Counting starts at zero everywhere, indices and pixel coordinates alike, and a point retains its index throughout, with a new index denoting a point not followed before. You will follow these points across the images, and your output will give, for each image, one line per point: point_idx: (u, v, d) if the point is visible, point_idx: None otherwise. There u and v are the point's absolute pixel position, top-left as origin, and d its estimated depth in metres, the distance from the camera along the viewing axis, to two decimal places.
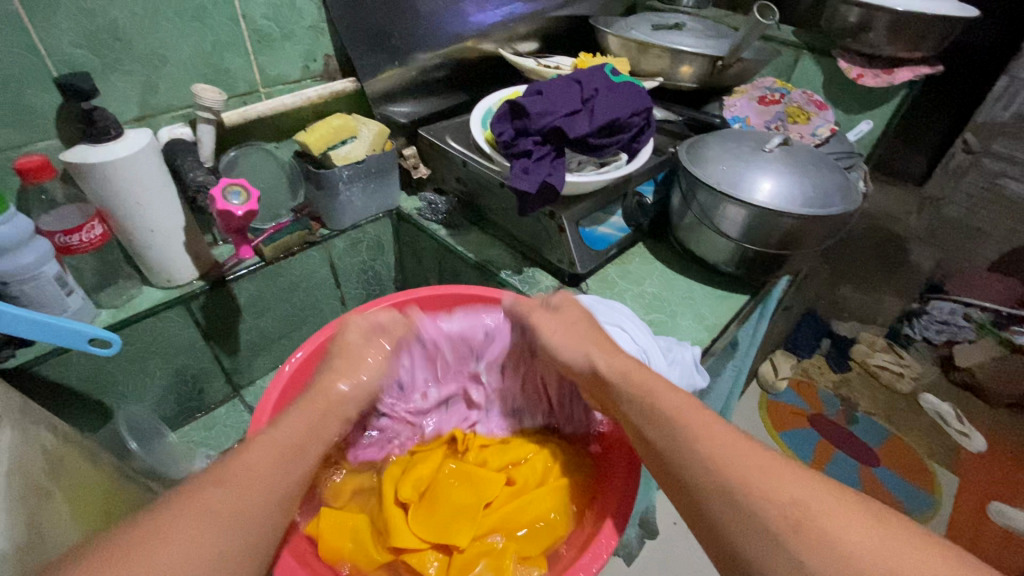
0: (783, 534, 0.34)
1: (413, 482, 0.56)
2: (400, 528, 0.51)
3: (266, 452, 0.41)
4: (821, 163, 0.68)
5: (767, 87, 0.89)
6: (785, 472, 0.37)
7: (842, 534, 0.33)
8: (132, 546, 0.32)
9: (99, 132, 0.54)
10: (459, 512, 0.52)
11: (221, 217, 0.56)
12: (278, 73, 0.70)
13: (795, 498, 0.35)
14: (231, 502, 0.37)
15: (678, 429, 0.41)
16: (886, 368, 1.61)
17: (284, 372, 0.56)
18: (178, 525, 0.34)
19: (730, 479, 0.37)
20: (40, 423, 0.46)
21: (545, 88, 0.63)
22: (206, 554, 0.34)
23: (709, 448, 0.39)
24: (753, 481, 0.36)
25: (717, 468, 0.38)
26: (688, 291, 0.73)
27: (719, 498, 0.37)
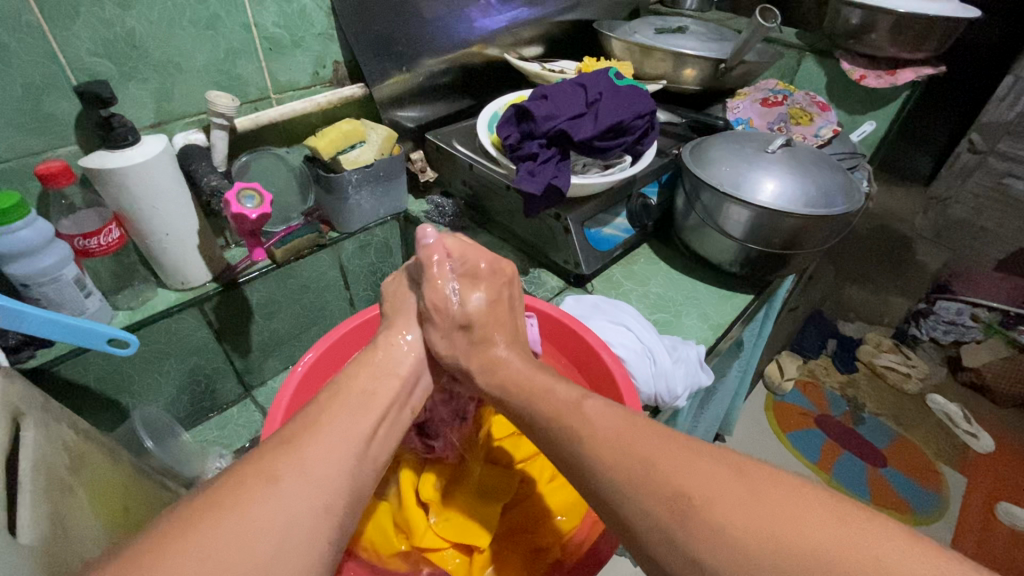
0: (720, 565, 0.31)
1: (431, 481, 0.54)
2: (420, 526, 0.51)
3: (357, 407, 0.42)
4: (823, 164, 0.69)
5: (770, 89, 0.90)
6: (723, 482, 0.33)
7: (786, 543, 0.30)
8: (253, 489, 0.33)
9: (116, 138, 0.55)
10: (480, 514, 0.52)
11: (235, 220, 0.57)
12: (288, 79, 0.72)
13: (754, 492, 0.32)
14: (326, 455, 0.37)
15: (608, 469, 0.36)
16: (893, 369, 1.61)
17: (296, 372, 0.57)
18: (282, 474, 0.34)
19: (668, 508, 0.33)
20: (61, 421, 0.47)
21: (550, 91, 0.65)
22: (317, 503, 0.34)
23: (641, 482, 0.35)
24: (688, 514, 0.32)
25: (664, 474, 0.34)
26: (693, 291, 0.74)
27: (668, 509, 0.33)
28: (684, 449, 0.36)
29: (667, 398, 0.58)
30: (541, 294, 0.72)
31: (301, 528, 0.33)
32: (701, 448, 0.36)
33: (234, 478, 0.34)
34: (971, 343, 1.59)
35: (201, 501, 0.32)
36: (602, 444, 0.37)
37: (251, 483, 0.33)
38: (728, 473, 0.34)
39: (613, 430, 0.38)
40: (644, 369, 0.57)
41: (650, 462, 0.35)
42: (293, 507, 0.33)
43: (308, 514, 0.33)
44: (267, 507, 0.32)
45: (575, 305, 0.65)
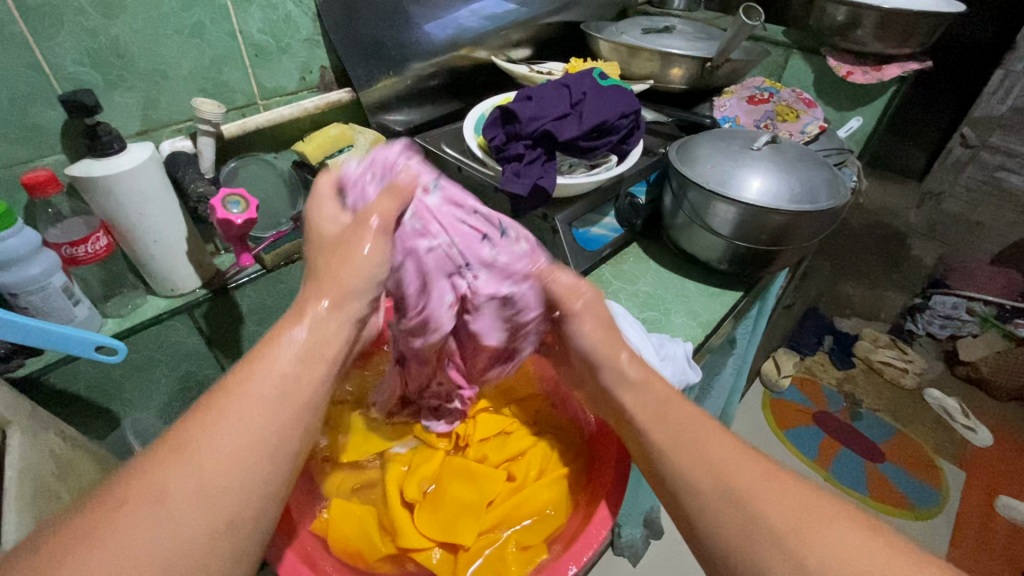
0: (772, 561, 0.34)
1: (415, 482, 0.55)
2: (406, 527, 0.50)
3: (258, 399, 0.36)
4: (808, 159, 0.69)
5: (756, 87, 0.90)
6: (831, 516, 0.35)
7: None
8: (133, 510, 0.30)
9: (102, 146, 0.55)
10: (463, 510, 0.52)
11: (221, 225, 0.57)
12: (275, 85, 0.72)
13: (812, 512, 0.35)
14: (215, 469, 0.33)
15: (707, 477, 0.39)
16: (889, 364, 1.61)
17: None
18: (170, 490, 0.32)
19: (767, 528, 0.35)
20: (49, 428, 0.47)
21: (534, 93, 0.65)
22: (214, 518, 0.32)
23: (740, 497, 0.37)
24: (790, 534, 0.34)
25: (729, 480, 0.38)
26: (682, 288, 0.74)
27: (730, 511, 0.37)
28: (793, 482, 0.38)
29: None
30: None
31: (192, 552, 0.31)
32: (812, 486, 0.37)
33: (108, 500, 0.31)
34: (969, 337, 1.59)
35: (71, 530, 0.29)
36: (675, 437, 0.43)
37: (119, 508, 0.30)
38: (837, 510, 0.35)
39: (723, 450, 0.40)
40: None
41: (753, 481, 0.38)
42: (183, 530, 0.31)
43: (205, 534, 0.31)
44: (149, 533, 0.30)
45: None
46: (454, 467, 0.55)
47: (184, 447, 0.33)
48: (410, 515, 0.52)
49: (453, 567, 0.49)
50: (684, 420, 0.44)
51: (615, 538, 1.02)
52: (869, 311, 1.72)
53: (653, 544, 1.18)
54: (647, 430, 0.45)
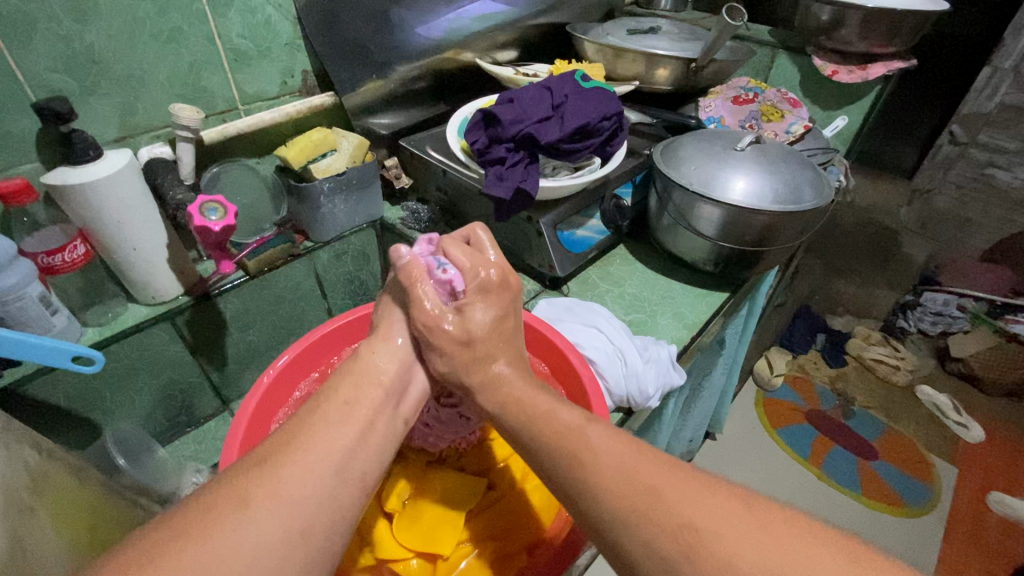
0: None
1: (396, 491, 0.54)
2: (385, 539, 0.51)
3: (340, 424, 0.39)
4: (791, 159, 0.69)
5: (742, 87, 0.90)
6: (733, 519, 0.32)
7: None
8: (225, 513, 0.31)
9: (77, 154, 0.55)
10: (444, 519, 0.51)
11: (199, 232, 0.56)
12: (256, 90, 0.71)
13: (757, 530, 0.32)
14: (300, 483, 0.34)
15: (610, 499, 0.35)
16: (882, 361, 1.61)
17: (264, 380, 0.57)
18: (255, 497, 0.33)
19: (674, 542, 0.32)
20: (24, 440, 0.47)
21: (516, 95, 0.64)
22: (290, 528, 0.33)
23: (644, 515, 0.34)
24: (698, 550, 0.32)
25: (665, 507, 0.34)
26: (668, 290, 0.73)
27: (670, 544, 0.33)
28: (693, 482, 0.35)
29: (639, 400, 0.57)
30: None
31: None
32: (713, 485, 0.35)
33: (201, 504, 0.32)
34: (959, 334, 1.59)
35: (164, 532, 0.30)
36: (602, 466, 0.37)
37: (204, 513, 0.31)
38: (737, 508, 0.33)
39: (613, 458, 0.37)
40: (615, 369, 0.56)
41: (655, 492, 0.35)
42: (263, 537, 0.31)
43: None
44: (239, 535, 0.31)
45: (548, 309, 0.65)
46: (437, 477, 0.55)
47: (276, 461, 0.35)
48: (390, 526, 0.52)
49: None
50: (597, 436, 0.39)
51: None
52: (861, 308, 1.72)
53: None
54: (552, 451, 0.40)
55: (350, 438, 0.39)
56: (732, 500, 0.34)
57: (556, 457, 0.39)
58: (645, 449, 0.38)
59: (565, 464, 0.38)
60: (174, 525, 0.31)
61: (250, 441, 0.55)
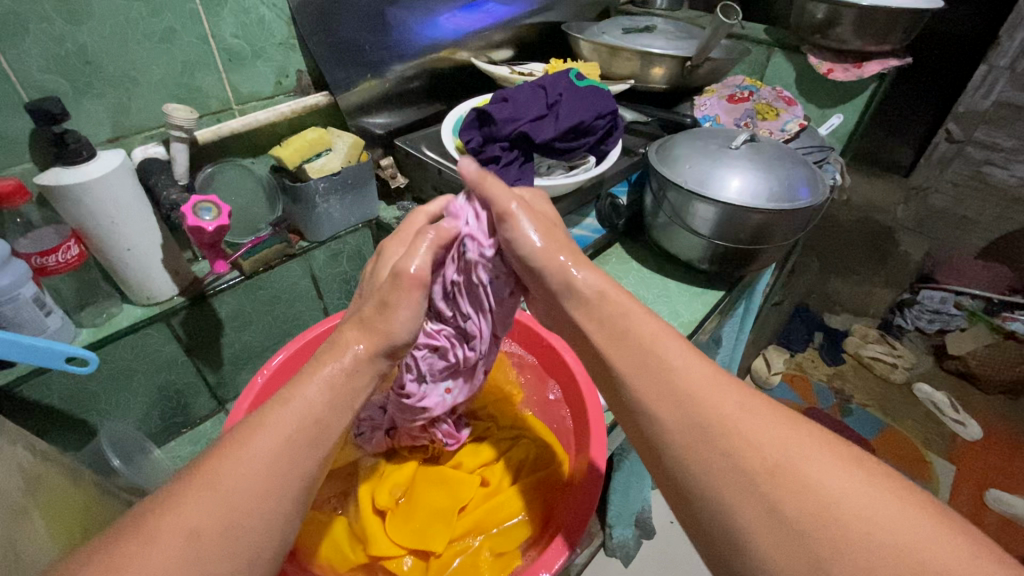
0: (738, 482, 0.33)
1: (388, 487, 0.54)
2: (377, 534, 0.50)
3: (287, 440, 0.37)
4: (786, 157, 0.69)
5: (738, 85, 0.90)
6: (823, 452, 0.33)
7: (813, 483, 0.32)
8: (167, 542, 0.30)
9: (70, 154, 0.54)
10: (435, 515, 0.51)
11: (192, 232, 0.56)
12: (250, 90, 0.71)
13: (795, 445, 0.34)
14: (247, 512, 0.33)
15: (695, 412, 0.36)
16: (879, 359, 1.61)
17: (255, 382, 0.58)
18: (204, 526, 0.32)
19: (756, 463, 0.33)
20: (16, 442, 0.47)
21: (511, 94, 0.64)
22: (236, 562, 0.32)
23: (688, 411, 0.37)
24: (782, 474, 0.32)
25: (708, 408, 0.36)
26: (664, 289, 0.74)
27: (707, 440, 0.35)
28: (779, 415, 0.36)
29: None
30: None
31: None
32: (804, 426, 0.35)
33: (143, 532, 0.31)
34: (956, 331, 1.60)
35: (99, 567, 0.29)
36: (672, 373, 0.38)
37: (138, 543, 0.30)
38: (829, 447, 0.34)
39: (698, 379, 0.38)
40: None
41: (734, 419, 0.35)
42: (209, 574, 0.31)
43: None
44: (180, 570, 0.30)
45: None
46: (429, 475, 0.55)
47: (221, 479, 0.33)
48: (382, 523, 0.52)
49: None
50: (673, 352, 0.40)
51: (606, 539, 1.01)
52: (859, 304, 1.74)
53: (644, 544, 1.18)
54: (629, 371, 0.40)
55: (305, 452, 0.37)
56: (825, 442, 0.34)
57: (630, 374, 0.40)
58: (729, 378, 0.39)
59: (643, 378, 0.40)
60: (115, 555, 0.29)
61: None
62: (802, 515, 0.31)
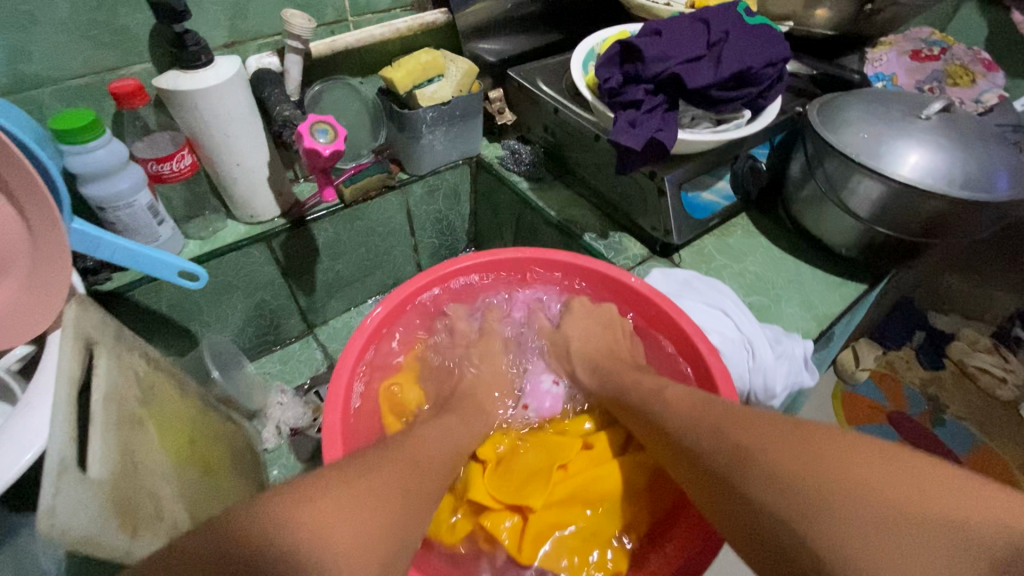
0: (701, 451, 0.39)
1: (493, 443, 0.52)
2: (478, 483, 0.48)
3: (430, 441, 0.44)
4: (987, 136, 0.56)
5: (922, 38, 0.74)
6: (773, 430, 0.36)
7: (739, 446, 0.36)
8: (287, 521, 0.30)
9: (189, 58, 0.52)
10: (534, 477, 0.48)
11: (307, 154, 0.52)
12: (367, 1, 0.65)
13: (739, 426, 0.38)
14: (415, 483, 0.39)
15: (681, 425, 0.41)
16: (986, 371, 1.41)
17: (367, 326, 0.53)
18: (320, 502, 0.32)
19: (748, 474, 0.35)
20: (134, 350, 0.46)
21: (664, 27, 0.55)
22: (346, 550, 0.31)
23: (669, 407, 0.43)
24: (745, 458, 0.36)
25: (677, 412, 0.43)
26: (796, 273, 0.64)
27: (687, 431, 0.41)
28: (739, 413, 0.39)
29: (761, 396, 0.51)
30: (620, 261, 0.65)
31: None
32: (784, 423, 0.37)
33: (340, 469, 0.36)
34: None
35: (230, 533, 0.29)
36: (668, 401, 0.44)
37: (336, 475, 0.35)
38: (780, 426, 0.36)
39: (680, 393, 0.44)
40: (740, 361, 0.50)
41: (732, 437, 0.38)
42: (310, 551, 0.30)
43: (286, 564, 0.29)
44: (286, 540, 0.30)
45: (662, 278, 0.57)
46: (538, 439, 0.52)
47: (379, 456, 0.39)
48: (482, 473, 0.49)
49: (517, 540, 0.46)
50: (674, 397, 0.44)
51: None
52: (975, 308, 1.50)
53: None
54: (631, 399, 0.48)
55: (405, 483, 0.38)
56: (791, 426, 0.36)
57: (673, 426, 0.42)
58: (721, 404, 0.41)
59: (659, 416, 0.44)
60: (322, 481, 0.34)
61: (352, 385, 0.51)
62: (737, 472, 0.36)
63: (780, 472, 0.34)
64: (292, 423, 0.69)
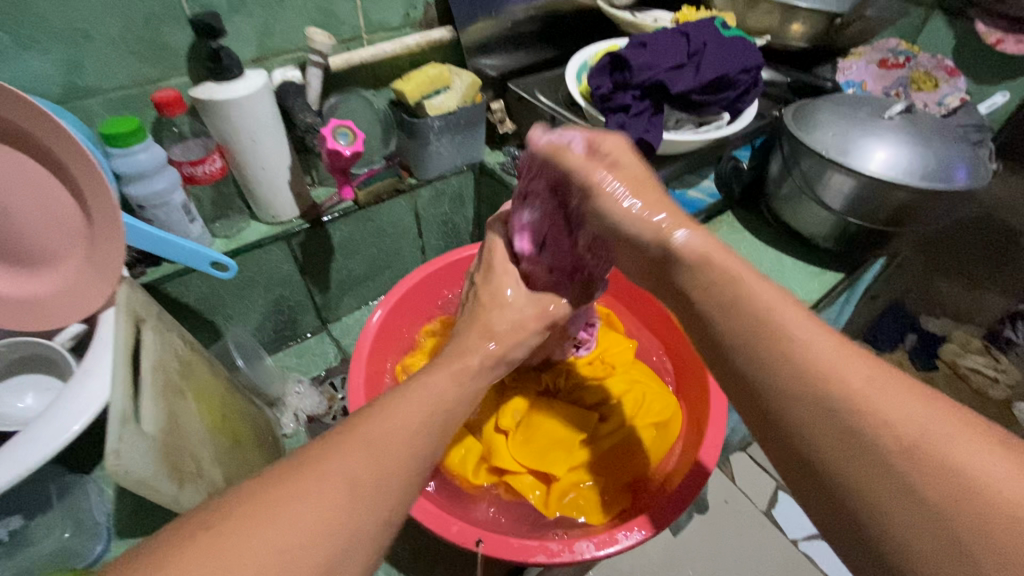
0: (779, 380, 0.30)
1: (510, 411, 0.55)
2: (502, 452, 0.52)
3: (448, 374, 0.38)
4: (945, 133, 0.62)
5: (891, 48, 0.81)
6: (895, 389, 0.28)
7: (841, 392, 0.28)
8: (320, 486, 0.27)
9: (223, 71, 0.58)
10: (555, 444, 0.52)
11: (329, 155, 0.58)
12: (380, 20, 0.71)
13: (847, 367, 0.29)
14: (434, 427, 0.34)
15: (757, 337, 0.32)
16: (978, 372, 1.44)
17: (370, 328, 0.59)
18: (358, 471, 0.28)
19: (823, 417, 0.28)
20: (173, 330, 0.51)
21: (649, 40, 0.61)
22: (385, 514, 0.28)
23: (746, 318, 0.33)
24: (846, 407, 0.28)
25: (763, 323, 0.32)
26: (778, 264, 0.70)
27: (767, 345, 0.32)
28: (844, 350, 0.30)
29: None
30: None
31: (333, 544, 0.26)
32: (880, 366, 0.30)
33: (346, 430, 0.30)
34: None
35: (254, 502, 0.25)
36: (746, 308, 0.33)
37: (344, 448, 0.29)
38: (903, 386, 0.28)
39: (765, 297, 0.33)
40: None
41: (810, 349, 0.30)
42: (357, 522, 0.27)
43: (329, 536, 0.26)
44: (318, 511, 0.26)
45: None
46: (551, 403, 0.55)
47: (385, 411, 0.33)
48: (505, 442, 0.53)
49: (541, 498, 0.51)
50: (746, 302, 0.34)
51: None
52: (964, 312, 1.49)
53: (699, 518, 1.16)
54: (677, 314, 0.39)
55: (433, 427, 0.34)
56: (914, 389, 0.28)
57: (712, 330, 0.35)
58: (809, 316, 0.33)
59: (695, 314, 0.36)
60: (331, 449, 0.29)
61: (370, 380, 0.57)
62: (833, 419, 0.28)
63: (893, 441, 0.26)
64: (309, 411, 0.72)
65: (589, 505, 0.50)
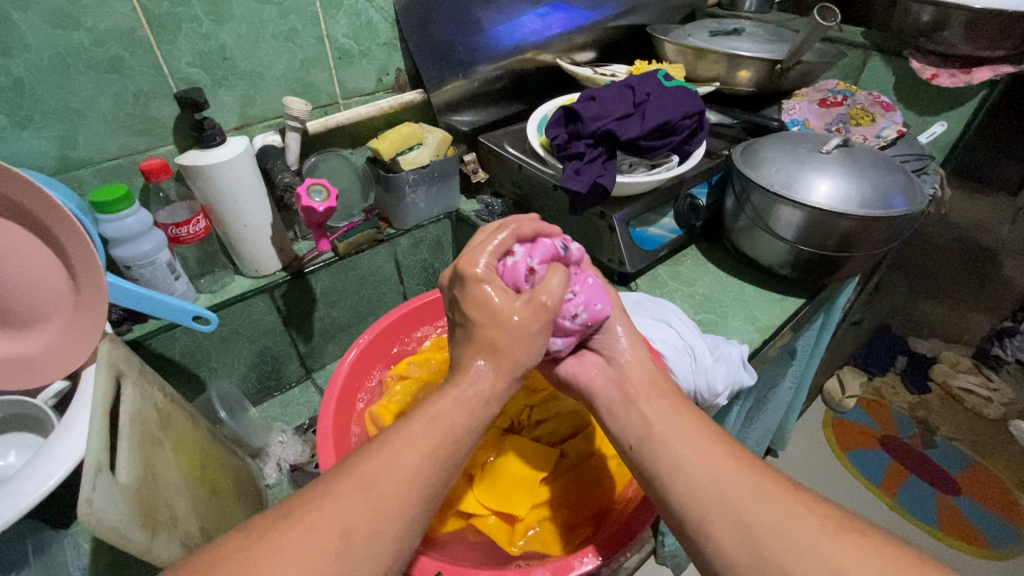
0: (700, 503, 0.37)
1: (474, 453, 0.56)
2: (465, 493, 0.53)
3: (456, 405, 0.42)
4: (881, 164, 0.66)
5: (830, 89, 0.88)
6: (789, 509, 0.35)
7: (745, 514, 0.35)
8: (314, 540, 0.33)
9: (206, 139, 0.62)
10: (517, 483, 0.53)
11: (304, 212, 0.62)
12: (355, 86, 0.77)
13: (752, 488, 0.37)
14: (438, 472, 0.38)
15: (679, 459, 0.40)
16: (970, 391, 1.45)
17: (335, 383, 0.58)
18: (348, 522, 0.34)
19: (725, 524, 0.36)
20: (153, 383, 0.53)
21: (598, 94, 0.66)
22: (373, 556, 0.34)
23: (673, 439, 0.42)
24: (752, 526, 0.35)
25: (682, 453, 0.40)
26: (740, 292, 0.73)
27: (691, 470, 0.39)
28: (742, 469, 0.38)
29: (706, 396, 0.57)
30: None
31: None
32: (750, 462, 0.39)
33: (352, 475, 0.37)
34: None
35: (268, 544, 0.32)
36: (660, 431, 0.43)
37: (343, 495, 0.35)
38: (794, 501, 0.36)
39: (675, 427, 0.43)
40: (684, 363, 0.56)
41: (716, 472, 0.38)
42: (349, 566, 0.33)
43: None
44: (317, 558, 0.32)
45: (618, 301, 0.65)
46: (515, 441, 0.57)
47: (394, 449, 0.38)
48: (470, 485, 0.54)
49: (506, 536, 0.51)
50: (660, 419, 0.44)
51: (658, 547, 1.02)
52: (951, 332, 1.49)
53: None
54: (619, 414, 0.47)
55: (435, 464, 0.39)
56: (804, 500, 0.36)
57: (633, 422, 0.45)
58: (697, 424, 0.43)
59: (621, 423, 0.46)
60: (332, 499, 0.35)
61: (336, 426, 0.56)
62: (742, 544, 0.34)
63: (780, 549, 0.33)
64: (291, 460, 0.73)
65: (550, 540, 0.51)
